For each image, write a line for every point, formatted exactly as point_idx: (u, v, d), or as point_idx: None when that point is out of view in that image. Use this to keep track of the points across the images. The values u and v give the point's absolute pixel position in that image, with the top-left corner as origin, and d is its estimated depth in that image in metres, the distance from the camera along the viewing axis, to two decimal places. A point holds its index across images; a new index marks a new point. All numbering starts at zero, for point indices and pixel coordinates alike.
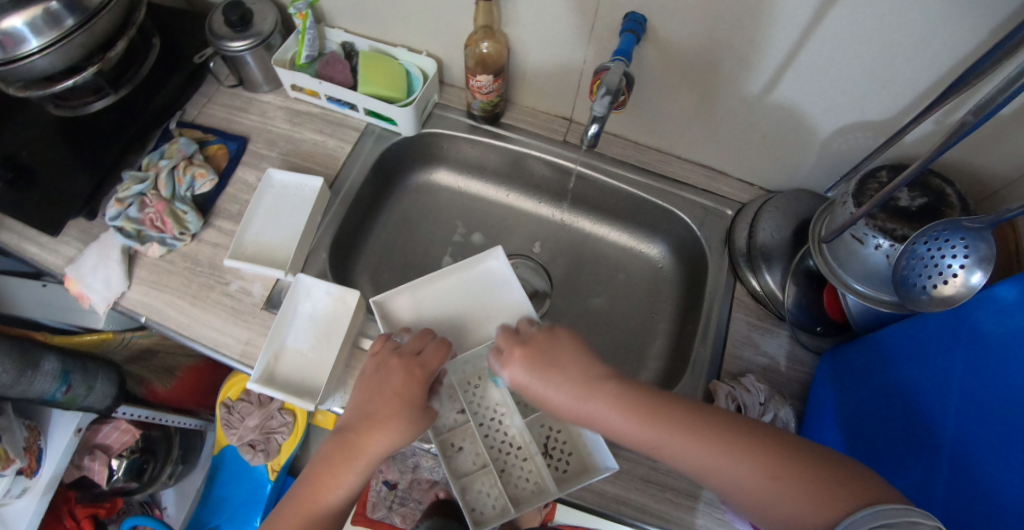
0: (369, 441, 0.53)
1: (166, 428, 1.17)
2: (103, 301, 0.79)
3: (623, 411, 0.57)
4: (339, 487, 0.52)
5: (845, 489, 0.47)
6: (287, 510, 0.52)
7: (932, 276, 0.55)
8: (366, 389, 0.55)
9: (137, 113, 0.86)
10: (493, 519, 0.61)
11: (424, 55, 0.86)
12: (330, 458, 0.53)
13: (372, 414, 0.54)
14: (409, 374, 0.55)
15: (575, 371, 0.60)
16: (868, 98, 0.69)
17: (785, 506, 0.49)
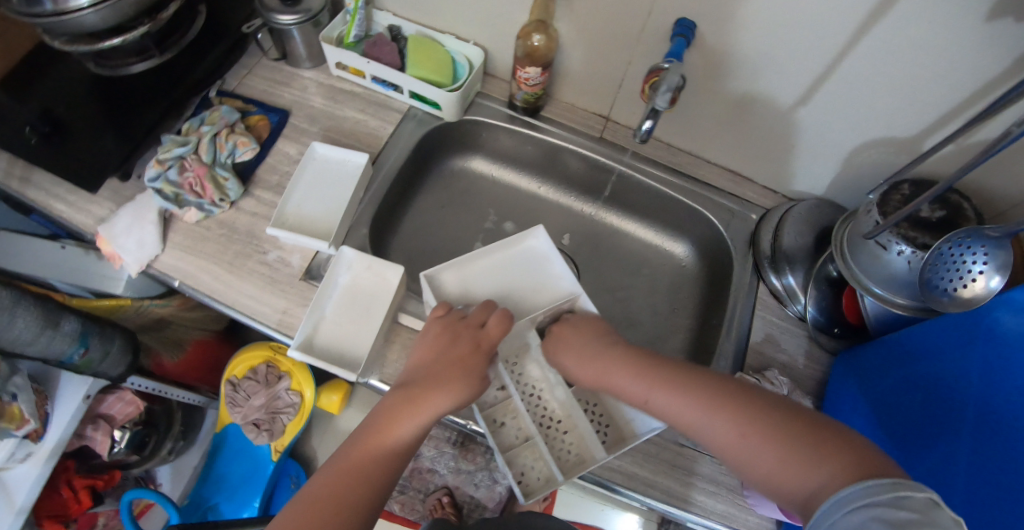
0: (436, 397, 0.57)
1: (167, 404, 1.16)
2: (135, 262, 0.77)
3: (629, 372, 0.59)
4: (399, 436, 0.56)
5: (832, 449, 0.45)
6: (346, 455, 0.55)
7: (954, 279, 0.60)
8: (433, 351, 0.60)
9: (180, 78, 0.86)
10: (541, 488, 0.65)
11: (470, 44, 0.89)
12: (397, 409, 0.57)
13: (440, 373, 0.59)
14: (476, 342, 0.61)
15: (592, 343, 0.63)
16: (899, 114, 0.73)
17: (770, 464, 0.47)
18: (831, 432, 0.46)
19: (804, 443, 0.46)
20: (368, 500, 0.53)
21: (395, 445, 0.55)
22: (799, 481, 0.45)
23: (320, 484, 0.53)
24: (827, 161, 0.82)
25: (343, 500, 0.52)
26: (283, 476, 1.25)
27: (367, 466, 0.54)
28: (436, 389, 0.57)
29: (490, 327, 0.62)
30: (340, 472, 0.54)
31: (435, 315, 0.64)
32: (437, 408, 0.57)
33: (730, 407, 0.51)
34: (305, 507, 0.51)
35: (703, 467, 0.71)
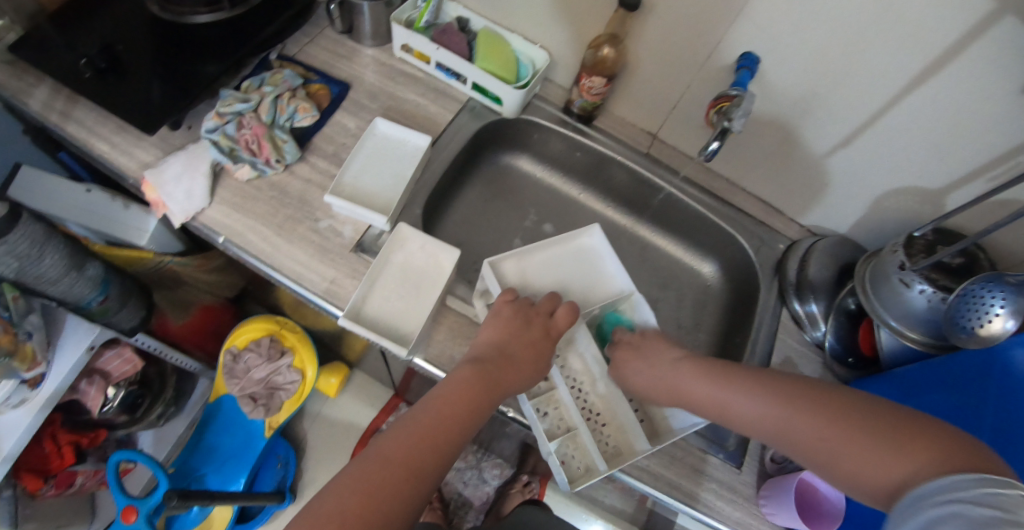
0: (509, 376, 0.59)
1: (162, 366, 1.12)
2: (181, 212, 0.76)
3: (706, 380, 0.64)
4: (474, 410, 0.56)
5: (916, 445, 0.48)
6: (417, 420, 0.54)
7: (975, 317, 0.66)
8: (505, 331, 0.62)
9: (246, 36, 0.86)
10: (583, 477, 0.67)
11: (536, 46, 0.91)
12: (471, 383, 0.57)
13: (512, 355, 0.61)
14: (545, 329, 0.64)
15: (656, 357, 0.69)
16: (928, 169, 0.79)
17: (854, 461, 0.51)
18: (906, 428, 0.50)
19: (885, 439, 0.50)
20: (437, 466, 0.52)
21: (466, 417, 0.55)
22: (882, 476, 0.49)
23: (388, 445, 0.52)
24: (857, 202, 0.88)
25: (414, 464, 0.51)
26: (271, 456, 1.20)
27: (439, 434, 0.54)
28: (508, 369, 0.60)
29: (559, 317, 0.65)
30: (412, 434, 0.53)
31: (504, 298, 0.65)
32: (506, 386, 0.59)
33: (811, 410, 0.56)
34: (376, 467, 0.50)
35: (723, 474, 0.75)
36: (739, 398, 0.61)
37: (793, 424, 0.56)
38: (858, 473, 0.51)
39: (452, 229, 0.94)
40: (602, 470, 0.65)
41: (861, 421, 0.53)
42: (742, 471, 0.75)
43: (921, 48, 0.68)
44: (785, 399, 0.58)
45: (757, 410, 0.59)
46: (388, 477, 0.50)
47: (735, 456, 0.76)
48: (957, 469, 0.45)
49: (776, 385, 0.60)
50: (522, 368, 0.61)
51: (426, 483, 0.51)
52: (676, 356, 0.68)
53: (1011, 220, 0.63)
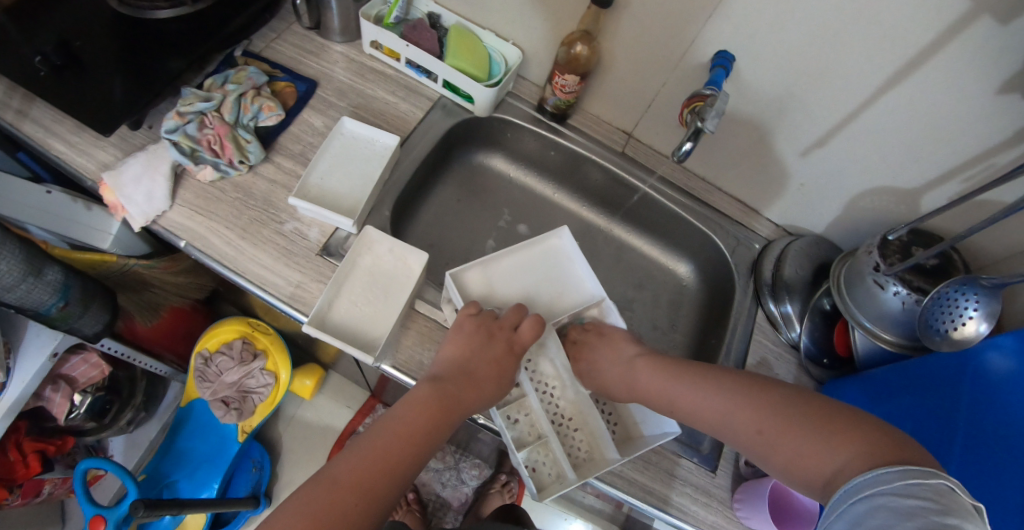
0: (469, 395, 0.59)
1: (131, 370, 1.10)
2: (140, 215, 0.73)
3: (650, 374, 0.65)
4: (431, 429, 0.55)
5: (846, 440, 0.49)
6: (370, 441, 0.53)
7: (948, 321, 0.65)
8: (467, 348, 0.61)
9: (210, 32, 0.83)
10: (553, 485, 0.66)
11: (509, 43, 0.89)
12: (429, 403, 0.56)
13: (473, 372, 0.60)
14: (509, 344, 0.63)
15: (613, 353, 0.69)
16: (903, 169, 0.78)
17: (790, 453, 0.52)
18: (838, 423, 0.51)
19: (817, 434, 0.51)
20: (391, 490, 0.52)
21: (422, 438, 0.55)
22: (813, 465, 0.50)
23: (341, 469, 0.51)
24: (832, 202, 0.88)
25: (367, 488, 0.50)
26: (245, 459, 1.19)
27: (395, 456, 0.53)
28: (468, 387, 0.59)
29: (523, 331, 0.64)
30: (364, 456, 0.52)
31: (467, 312, 0.64)
32: (466, 405, 0.58)
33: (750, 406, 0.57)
34: (327, 493, 0.49)
35: (697, 478, 0.74)
36: (684, 393, 0.61)
37: (737, 420, 0.57)
38: (796, 464, 0.51)
39: (423, 230, 0.92)
40: (572, 478, 0.65)
41: (798, 415, 0.53)
42: (717, 474, 0.75)
43: (895, 48, 0.67)
44: (727, 395, 0.59)
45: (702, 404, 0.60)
46: (339, 503, 0.49)
47: (710, 460, 0.75)
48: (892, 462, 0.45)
49: (720, 382, 0.60)
50: (483, 386, 0.60)
51: (379, 507, 0.50)
52: (627, 349, 0.68)
53: (990, 222, 0.64)
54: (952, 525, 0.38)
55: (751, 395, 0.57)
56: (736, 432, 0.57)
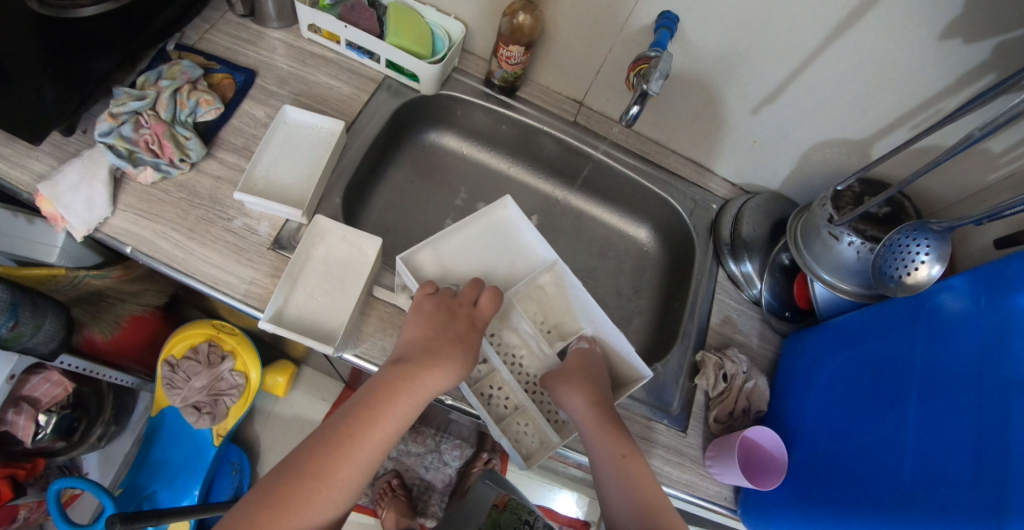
0: (434, 378, 0.57)
1: (97, 385, 1.07)
2: (82, 225, 0.71)
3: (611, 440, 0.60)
4: (395, 415, 0.54)
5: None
6: (329, 428, 0.53)
7: (901, 267, 0.66)
8: (429, 329, 0.59)
9: (137, 27, 0.79)
10: (540, 452, 0.67)
11: (451, 17, 0.87)
12: (391, 389, 0.55)
13: (438, 353, 0.58)
14: (471, 320, 0.61)
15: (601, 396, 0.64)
16: (851, 120, 0.79)
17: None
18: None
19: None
20: (354, 477, 0.51)
21: (386, 425, 0.53)
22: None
23: (303, 455, 0.51)
24: (785, 157, 0.88)
25: (329, 476, 0.50)
26: (223, 463, 1.17)
27: (358, 444, 0.52)
28: (433, 369, 0.57)
29: (483, 305, 0.63)
30: (324, 444, 0.51)
31: (424, 291, 0.62)
32: (432, 388, 0.57)
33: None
34: (287, 479, 0.49)
35: (669, 439, 0.75)
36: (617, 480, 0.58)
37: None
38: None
39: (377, 214, 0.90)
40: (556, 442, 0.66)
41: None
42: (688, 433, 0.76)
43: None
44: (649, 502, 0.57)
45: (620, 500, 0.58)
46: (300, 492, 0.49)
47: (680, 420, 0.76)
48: None
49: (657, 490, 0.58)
50: (447, 366, 0.58)
51: (342, 493, 0.51)
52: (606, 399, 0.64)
53: (930, 168, 0.65)
54: None
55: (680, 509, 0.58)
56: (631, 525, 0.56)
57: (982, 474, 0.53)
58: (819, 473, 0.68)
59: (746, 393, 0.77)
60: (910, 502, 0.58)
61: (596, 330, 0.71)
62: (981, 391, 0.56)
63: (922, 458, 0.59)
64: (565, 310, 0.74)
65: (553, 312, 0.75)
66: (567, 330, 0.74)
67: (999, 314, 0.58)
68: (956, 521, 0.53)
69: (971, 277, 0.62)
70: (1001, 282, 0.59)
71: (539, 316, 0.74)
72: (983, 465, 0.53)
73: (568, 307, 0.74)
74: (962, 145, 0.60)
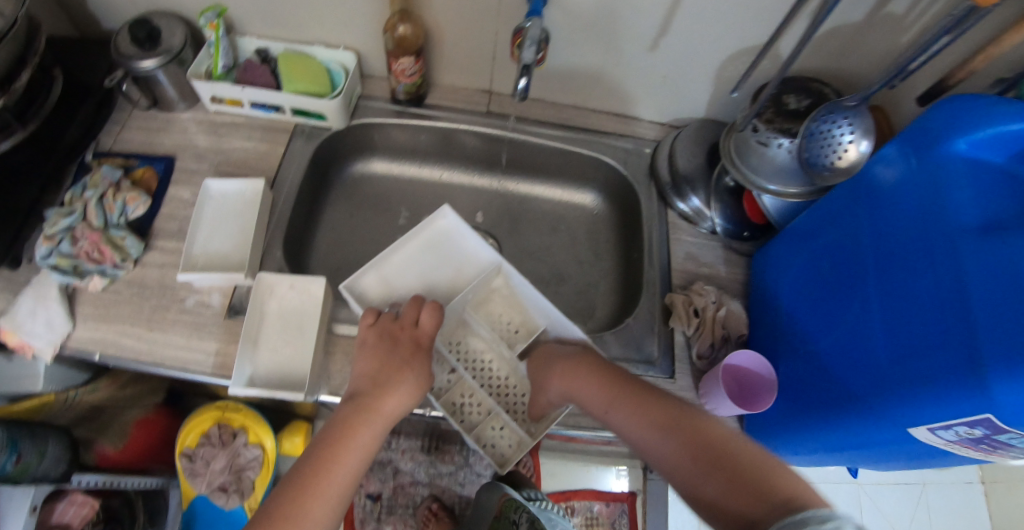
0: (389, 403, 0.57)
1: (124, 494, 1.08)
2: (48, 346, 0.73)
3: (594, 385, 0.60)
4: (357, 447, 0.55)
5: (779, 490, 0.44)
6: (292, 478, 0.53)
7: (829, 153, 0.67)
8: (375, 360, 0.60)
9: (51, 148, 0.81)
10: (515, 454, 0.68)
11: (341, 49, 0.88)
12: (348, 424, 0.55)
13: (387, 381, 0.58)
14: (415, 341, 0.61)
15: (569, 354, 0.65)
16: (746, 28, 0.78)
17: (715, 490, 0.47)
18: (773, 476, 0.45)
19: (734, 479, 0.46)
20: (326, 513, 0.52)
21: (350, 460, 0.54)
22: (733, 513, 0.44)
23: (274, 507, 0.51)
24: (699, 82, 0.87)
25: (300, 519, 0.50)
26: None
27: (325, 481, 0.52)
28: (385, 396, 0.57)
29: (424, 322, 0.62)
30: (293, 490, 0.52)
31: (367, 323, 0.62)
32: (390, 415, 0.57)
33: (683, 433, 0.52)
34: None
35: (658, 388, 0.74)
36: (620, 419, 0.56)
37: (685, 459, 0.50)
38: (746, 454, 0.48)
39: (327, 255, 0.92)
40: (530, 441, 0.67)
41: (732, 452, 0.48)
42: (677, 378, 0.75)
43: None
44: (658, 415, 0.54)
45: (638, 429, 0.55)
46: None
47: (665, 368, 0.75)
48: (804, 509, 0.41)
49: (657, 405, 0.55)
50: (398, 390, 0.58)
51: None
52: (573, 354, 0.64)
53: (798, 53, 0.65)
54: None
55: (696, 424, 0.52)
56: (664, 451, 0.52)
57: (949, 332, 0.51)
58: (811, 381, 0.66)
59: (721, 321, 0.76)
60: (892, 384, 0.56)
61: (556, 325, 0.71)
62: (931, 253, 0.55)
63: (892, 335, 0.57)
64: (524, 308, 0.74)
65: (514, 311, 0.75)
66: (531, 327, 0.74)
67: (933, 170, 0.57)
68: (935, 387, 0.52)
69: (896, 144, 0.61)
70: (925, 138, 0.58)
71: (503, 318, 0.75)
72: (949, 324, 0.52)
73: (523, 305, 0.74)
74: (823, 13, 0.60)
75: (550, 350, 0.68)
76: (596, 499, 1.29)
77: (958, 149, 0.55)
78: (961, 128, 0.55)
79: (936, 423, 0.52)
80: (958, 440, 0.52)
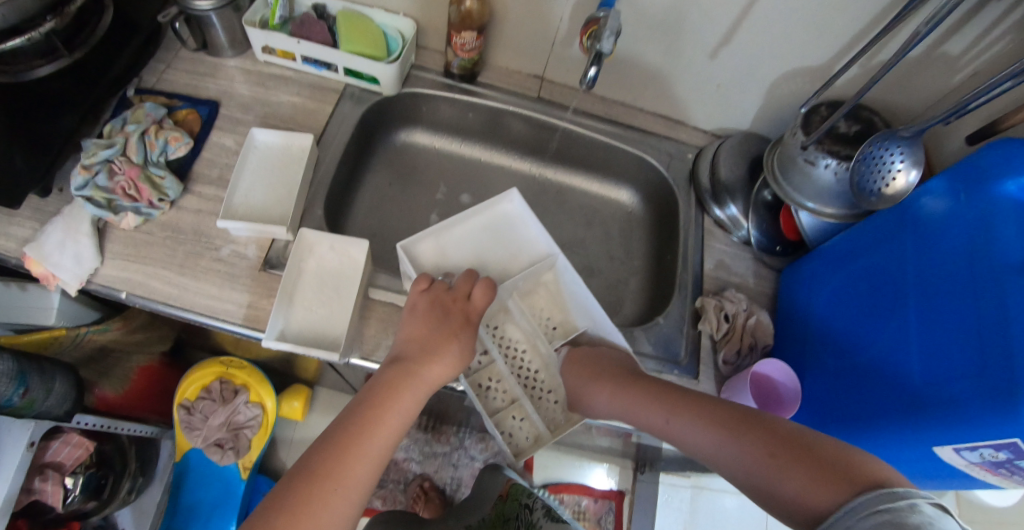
0: (433, 371, 0.58)
1: (117, 441, 1.06)
2: (74, 279, 0.70)
3: (650, 403, 0.61)
4: (398, 411, 0.55)
5: (858, 473, 0.44)
6: (332, 434, 0.53)
7: (879, 179, 0.66)
8: (425, 327, 0.60)
9: (96, 77, 0.78)
10: (531, 448, 0.69)
11: (401, 16, 0.87)
12: (393, 385, 0.56)
13: (434, 348, 0.59)
14: (466, 315, 0.62)
15: (609, 372, 0.66)
16: (807, 48, 0.79)
17: (795, 485, 0.47)
18: (853, 462, 0.45)
19: (815, 468, 0.46)
20: (365, 475, 0.51)
21: (391, 421, 0.54)
22: (816, 505, 0.45)
23: (313, 460, 0.51)
24: (751, 95, 0.88)
25: (340, 475, 0.50)
26: (255, 494, 1.20)
27: (366, 440, 0.52)
28: (432, 363, 0.58)
29: (477, 297, 0.63)
30: (333, 447, 0.52)
31: (420, 288, 0.63)
32: (433, 383, 0.58)
33: (754, 430, 0.52)
34: (296, 485, 0.49)
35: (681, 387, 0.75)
36: (683, 431, 0.58)
37: (759, 461, 0.50)
38: (815, 445, 0.49)
39: (361, 222, 0.91)
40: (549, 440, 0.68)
41: (806, 442, 0.49)
42: (700, 380, 0.77)
43: None
44: (723, 422, 0.55)
45: (705, 439, 0.55)
46: (314, 494, 0.49)
47: (690, 369, 0.77)
48: (874, 487, 0.42)
49: (716, 414, 0.56)
50: (443, 360, 0.59)
51: (359, 492, 0.51)
52: (613, 372, 0.66)
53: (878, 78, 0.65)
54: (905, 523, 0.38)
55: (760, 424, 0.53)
56: (736, 451, 0.52)
57: (986, 361, 0.53)
58: (838, 396, 0.69)
59: (749, 330, 0.78)
60: (923, 404, 0.58)
61: (597, 327, 0.73)
62: (974, 286, 0.57)
63: (927, 361, 0.59)
64: (566, 308, 0.76)
65: (556, 308, 0.76)
66: (570, 327, 0.75)
67: (982, 206, 0.58)
68: (967, 412, 0.54)
69: (948, 179, 0.62)
70: (977, 176, 0.59)
71: (543, 313, 0.76)
72: (986, 356, 0.53)
73: (566, 305, 0.75)
74: (911, 44, 0.60)
75: (583, 362, 0.68)
76: (585, 494, 1.32)
77: (1007, 190, 0.57)
78: (1014, 170, 0.56)
79: (963, 445, 0.55)
80: (980, 463, 0.55)
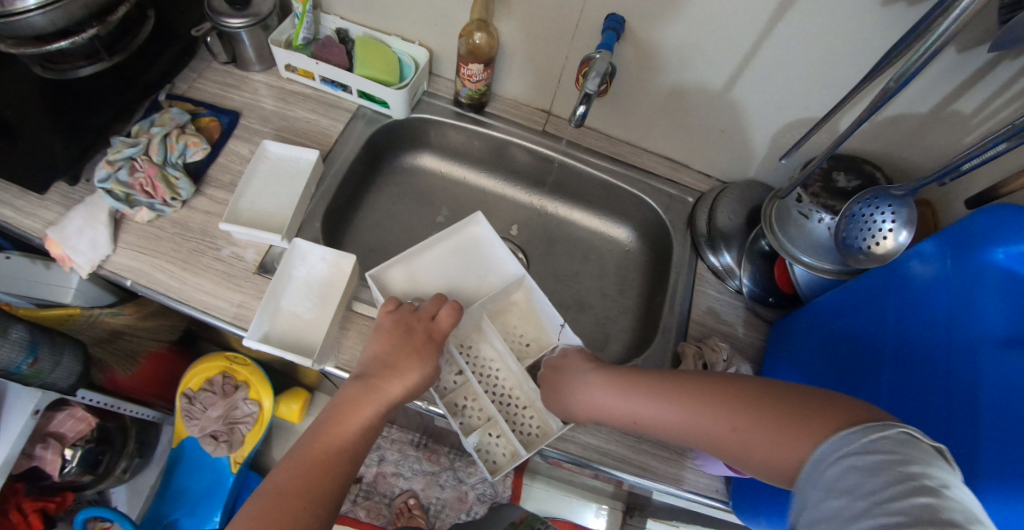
0: (395, 386, 0.59)
1: (120, 420, 1.12)
2: (87, 263, 0.75)
3: (610, 392, 0.62)
4: (359, 426, 0.58)
5: (822, 418, 0.46)
6: (299, 451, 0.56)
7: (867, 238, 0.64)
8: (388, 343, 0.62)
9: (132, 78, 0.85)
10: (507, 464, 0.68)
11: (416, 44, 0.92)
12: (356, 402, 0.58)
13: (398, 366, 0.60)
14: (428, 333, 0.63)
15: (573, 373, 0.66)
16: (810, 100, 0.78)
17: (765, 449, 0.48)
18: (811, 407, 0.47)
19: (782, 426, 0.48)
20: (330, 487, 0.54)
21: (354, 434, 0.57)
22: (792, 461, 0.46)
23: (282, 476, 0.54)
24: (754, 143, 0.88)
25: (309, 492, 0.53)
26: (243, 489, 1.23)
27: (331, 457, 0.55)
28: (394, 380, 0.60)
29: (441, 318, 0.64)
30: (300, 463, 0.54)
31: (386, 309, 0.65)
32: (395, 398, 0.59)
33: (708, 397, 0.54)
34: (268, 502, 0.52)
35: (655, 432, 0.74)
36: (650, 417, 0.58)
37: (706, 420, 0.53)
38: (771, 406, 0.50)
39: (362, 237, 0.95)
40: (524, 454, 0.67)
41: (764, 400, 0.51)
42: None
43: None
44: (683, 401, 0.56)
45: (671, 419, 0.56)
46: (284, 510, 0.51)
47: None
48: (844, 427, 0.44)
49: (684, 388, 0.57)
50: (406, 375, 0.60)
51: (324, 506, 0.53)
52: (576, 371, 0.66)
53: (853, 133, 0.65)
54: (906, 468, 0.39)
55: (719, 393, 0.54)
56: (701, 423, 0.54)
57: (952, 437, 0.51)
58: None
59: None
60: None
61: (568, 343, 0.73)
62: (952, 355, 0.54)
63: None
64: (541, 325, 0.77)
65: (530, 326, 0.77)
66: (544, 344, 0.76)
67: (968, 273, 0.56)
68: None
69: (937, 240, 0.59)
70: (966, 240, 0.56)
71: (517, 331, 0.77)
72: (951, 430, 0.51)
73: (540, 322, 0.77)
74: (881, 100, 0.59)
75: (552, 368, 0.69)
76: None
77: (996, 258, 0.54)
78: (1004, 237, 0.54)
79: None
80: None
